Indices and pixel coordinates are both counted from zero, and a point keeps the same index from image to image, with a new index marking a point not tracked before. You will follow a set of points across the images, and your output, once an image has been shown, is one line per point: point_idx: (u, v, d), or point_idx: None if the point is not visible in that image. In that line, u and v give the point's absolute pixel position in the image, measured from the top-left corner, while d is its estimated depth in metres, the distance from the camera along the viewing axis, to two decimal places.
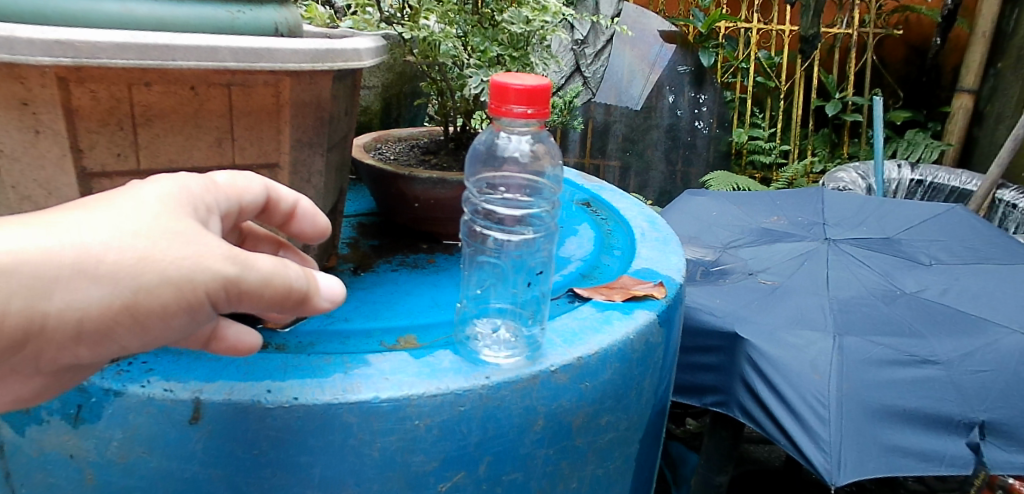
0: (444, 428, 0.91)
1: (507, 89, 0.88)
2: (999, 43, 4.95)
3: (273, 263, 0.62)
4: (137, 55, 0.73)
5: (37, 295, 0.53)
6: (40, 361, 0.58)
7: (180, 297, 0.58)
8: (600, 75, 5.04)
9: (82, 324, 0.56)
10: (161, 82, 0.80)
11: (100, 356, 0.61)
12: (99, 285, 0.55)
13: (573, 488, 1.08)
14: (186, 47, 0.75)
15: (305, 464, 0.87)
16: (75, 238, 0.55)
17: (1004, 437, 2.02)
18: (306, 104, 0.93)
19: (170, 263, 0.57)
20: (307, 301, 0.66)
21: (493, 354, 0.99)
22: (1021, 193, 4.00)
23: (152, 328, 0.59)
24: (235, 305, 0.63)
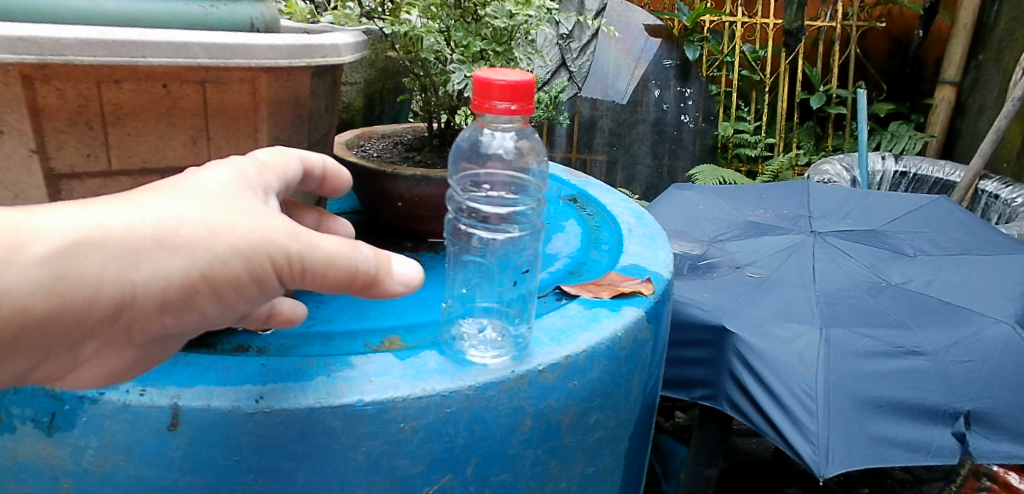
0: (430, 429, 0.89)
1: (489, 84, 0.86)
2: (980, 35, 4.99)
3: (338, 246, 0.66)
4: (105, 52, 0.71)
5: (123, 267, 0.57)
6: (129, 332, 0.62)
7: (250, 267, 0.62)
8: (585, 70, 5.25)
9: (163, 296, 0.60)
10: (130, 80, 0.77)
11: (182, 328, 0.65)
12: (178, 258, 0.59)
13: (562, 487, 1.07)
14: (156, 43, 0.73)
15: (288, 470, 0.85)
16: (154, 215, 0.59)
17: (989, 426, 2.03)
18: (284, 102, 0.91)
19: (239, 238, 0.61)
20: (377, 283, 0.69)
21: (481, 354, 0.98)
22: (1002, 184, 4.04)
23: (228, 294, 0.64)
24: (297, 281, 0.67)
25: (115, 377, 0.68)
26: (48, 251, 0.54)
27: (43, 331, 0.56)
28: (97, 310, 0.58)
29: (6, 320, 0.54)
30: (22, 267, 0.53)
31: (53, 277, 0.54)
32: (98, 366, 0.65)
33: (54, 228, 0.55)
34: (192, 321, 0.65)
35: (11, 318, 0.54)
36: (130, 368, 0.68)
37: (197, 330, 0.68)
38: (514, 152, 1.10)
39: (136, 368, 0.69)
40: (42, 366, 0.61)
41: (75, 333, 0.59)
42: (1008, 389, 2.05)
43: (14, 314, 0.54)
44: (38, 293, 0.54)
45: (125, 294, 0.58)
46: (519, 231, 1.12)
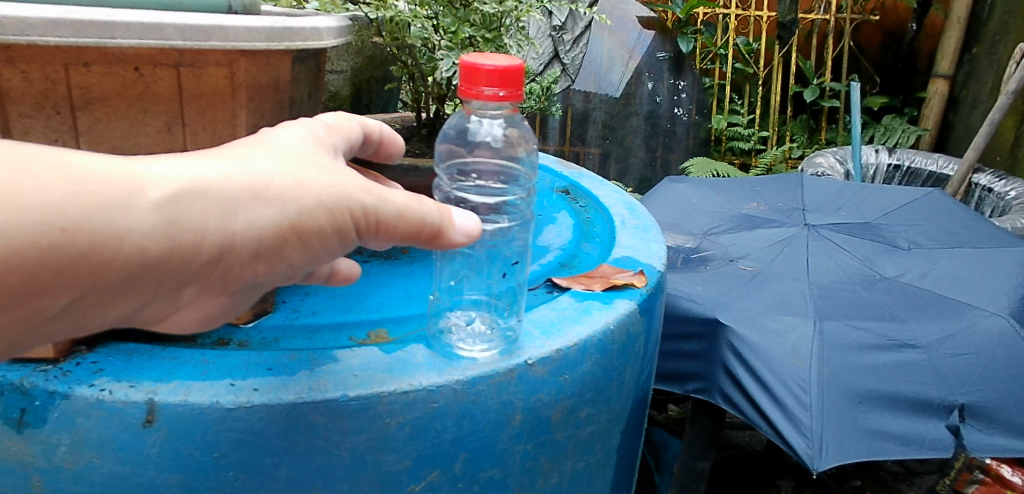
0: (417, 425, 0.87)
1: (477, 69, 0.83)
2: (974, 28, 4.98)
3: (406, 200, 0.66)
4: (72, 33, 0.68)
5: (225, 213, 0.56)
6: (228, 281, 0.61)
7: (336, 219, 0.62)
8: (579, 62, 4.96)
9: (261, 245, 0.59)
10: (100, 63, 0.76)
11: (273, 278, 0.64)
12: (273, 207, 0.58)
13: (553, 483, 1.05)
14: (126, 24, 0.70)
15: (269, 467, 0.82)
16: (246, 165, 0.59)
17: (983, 420, 2.02)
18: (264, 87, 0.88)
19: (325, 188, 0.61)
20: (441, 235, 0.70)
21: (472, 348, 0.95)
22: (996, 177, 4.03)
23: (314, 246, 0.63)
24: (371, 235, 0.67)
25: (206, 325, 0.67)
26: (159, 196, 0.54)
27: (154, 274, 0.55)
28: (205, 256, 0.57)
29: (122, 260, 0.52)
30: (136, 210, 0.52)
31: (165, 222, 0.54)
32: (192, 313, 0.64)
33: (160, 173, 0.55)
34: (283, 272, 0.64)
35: (126, 259, 0.53)
36: (219, 320, 0.68)
37: (282, 281, 0.67)
38: (501, 141, 1.06)
39: (223, 319, 0.69)
40: (144, 312, 0.60)
41: (181, 280, 0.58)
42: (1001, 381, 2.05)
43: (131, 254, 0.52)
44: (150, 235, 0.53)
45: (227, 242, 0.57)
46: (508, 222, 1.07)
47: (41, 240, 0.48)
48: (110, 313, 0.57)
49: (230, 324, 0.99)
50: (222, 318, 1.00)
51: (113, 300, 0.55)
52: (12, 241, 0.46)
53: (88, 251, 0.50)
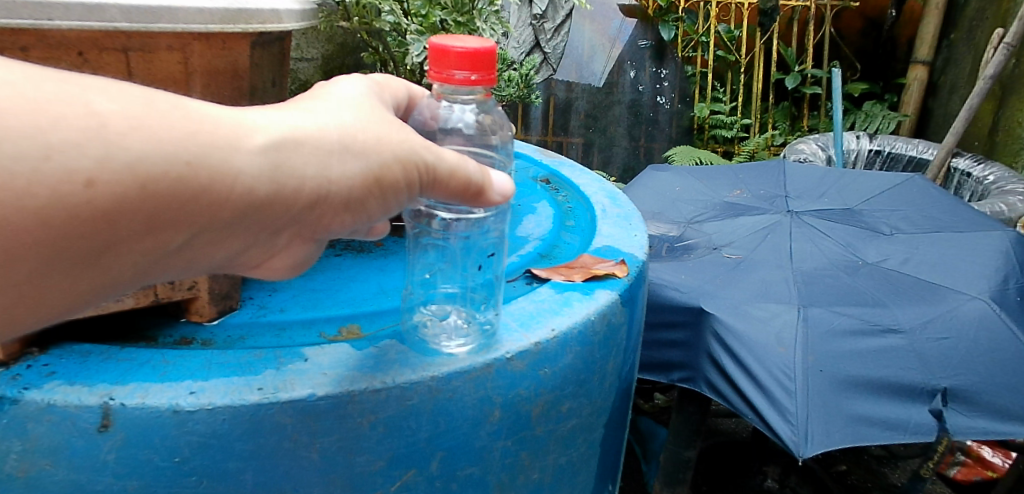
0: (390, 424, 0.83)
1: (446, 49, 0.79)
2: (952, 15, 5.01)
3: (457, 157, 0.68)
4: (5, 13, 0.66)
5: (322, 162, 0.58)
6: (319, 228, 0.62)
7: (408, 173, 0.64)
8: (561, 50, 4.85)
9: (349, 194, 0.61)
10: (40, 47, 0.73)
11: (352, 228, 0.66)
12: (359, 159, 0.60)
13: (535, 479, 1.02)
14: (65, 5, 0.69)
15: (234, 471, 0.78)
16: (332, 118, 0.61)
17: (966, 403, 2.02)
18: (221, 72, 0.85)
19: (399, 143, 0.63)
20: (483, 193, 0.70)
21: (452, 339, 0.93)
22: (975, 162, 4.06)
23: (388, 199, 0.65)
24: (427, 194, 0.69)
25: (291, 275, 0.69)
26: (265, 142, 0.55)
27: (261, 216, 0.56)
28: (304, 203, 0.58)
29: (236, 200, 0.53)
30: (246, 152, 0.53)
31: (270, 166, 0.55)
32: (285, 259, 0.65)
33: (262, 122, 0.56)
34: (360, 224, 0.66)
35: (238, 200, 0.53)
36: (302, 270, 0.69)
37: (359, 230, 0.69)
38: (476, 129, 0.99)
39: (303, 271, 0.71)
40: (246, 255, 0.60)
41: (281, 225, 0.59)
42: (983, 364, 2.05)
43: (242, 195, 0.53)
44: (259, 178, 0.54)
45: (322, 191, 0.58)
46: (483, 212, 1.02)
47: (171, 171, 0.49)
48: (220, 253, 0.57)
49: (192, 322, 0.95)
50: (184, 317, 0.96)
51: (224, 239, 0.56)
52: (152, 166, 0.48)
53: (207, 188, 0.51)
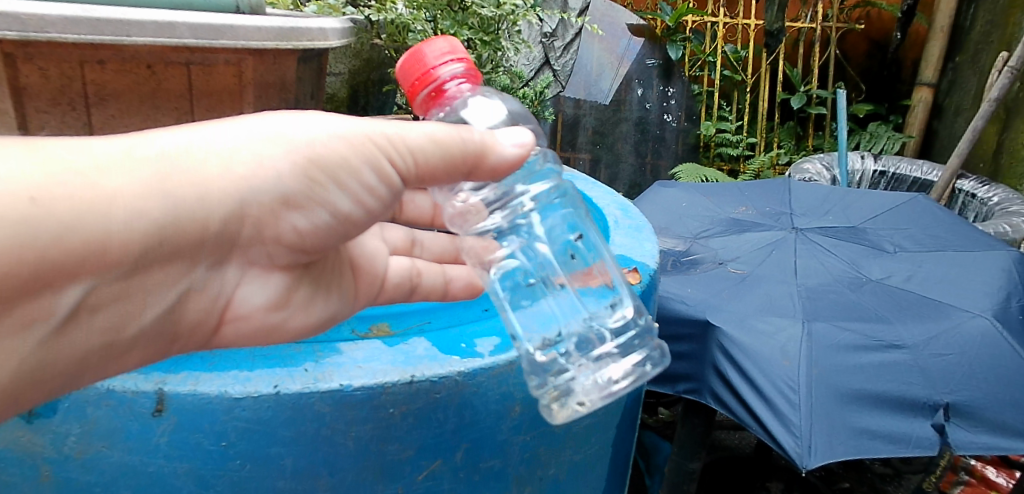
0: (420, 415, 0.89)
1: (417, 60, 0.85)
2: (957, 38, 5.09)
3: (429, 126, 0.69)
4: (90, 31, 0.98)
5: (227, 158, 0.58)
6: (266, 240, 0.62)
7: (360, 146, 0.64)
8: (569, 68, 4.91)
9: (284, 187, 0.60)
10: (116, 60, 1.06)
11: (321, 238, 0.66)
12: (282, 146, 0.60)
13: (550, 475, 1.07)
14: (142, 24, 1.00)
15: (275, 455, 0.85)
16: (242, 123, 0.61)
17: (968, 418, 2.05)
18: (266, 81, 1.22)
19: (332, 124, 0.63)
20: (477, 153, 0.71)
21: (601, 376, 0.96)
22: (979, 183, 4.11)
23: (347, 181, 0.64)
24: (406, 174, 0.68)
25: (270, 312, 0.70)
26: (149, 151, 0.54)
27: (175, 244, 0.55)
28: (227, 206, 0.57)
29: (119, 231, 0.50)
30: (122, 170, 0.51)
31: (158, 175, 0.53)
32: (248, 299, 0.67)
33: (152, 140, 0.55)
34: (330, 222, 0.65)
35: (122, 231, 0.50)
36: (281, 299, 0.70)
37: (337, 245, 0.69)
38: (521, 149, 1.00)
39: (286, 303, 0.71)
40: (186, 298, 0.60)
41: (210, 247, 0.58)
42: (985, 381, 2.09)
43: (126, 220, 0.50)
44: (146, 195, 0.52)
45: (244, 190, 0.58)
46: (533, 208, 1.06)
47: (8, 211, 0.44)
48: (147, 304, 0.56)
49: None
50: None
51: (138, 288, 0.54)
52: None
53: (70, 223, 0.47)
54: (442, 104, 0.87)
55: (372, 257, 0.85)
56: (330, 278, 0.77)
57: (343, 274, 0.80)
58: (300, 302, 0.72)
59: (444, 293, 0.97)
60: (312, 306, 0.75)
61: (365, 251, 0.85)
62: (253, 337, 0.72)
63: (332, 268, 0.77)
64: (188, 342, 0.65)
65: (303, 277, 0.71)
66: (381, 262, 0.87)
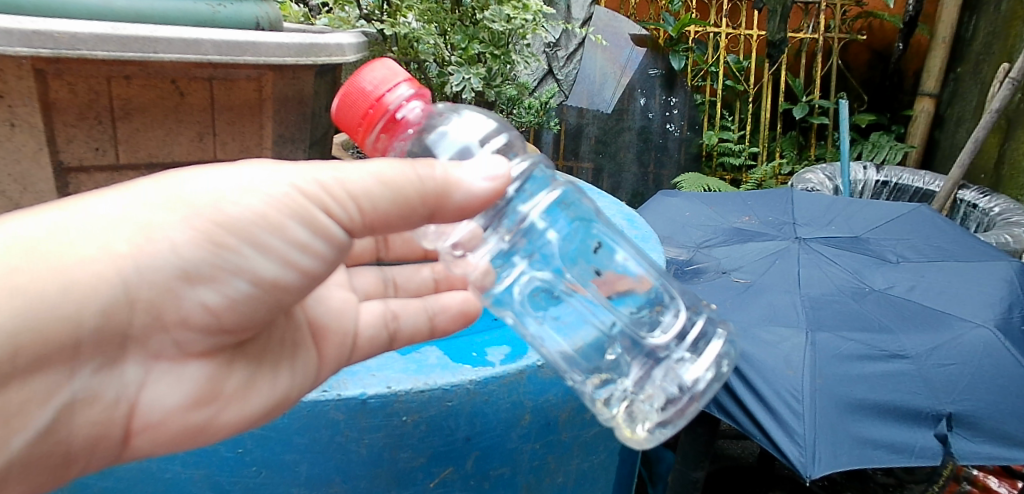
0: (432, 423, 0.96)
1: (357, 101, 0.84)
2: (958, 49, 5.13)
3: (378, 163, 0.64)
4: (118, 47, 1.02)
5: (105, 238, 0.53)
6: (166, 325, 0.58)
7: (288, 196, 0.59)
8: (573, 78, 4.95)
9: (181, 260, 0.56)
10: (141, 77, 1.12)
11: (242, 309, 0.61)
12: (177, 214, 0.55)
13: (558, 483, 1.14)
14: (171, 41, 1.05)
15: (290, 463, 0.92)
16: (127, 194, 0.56)
17: (971, 428, 2.07)
18: (289, 99, 1.33)
19: (243, 178, 0.59)
20: (439, 187, 0.67)
21: (663, 382, 1.00)
22: (981, 193, 4.13)
23: (269, 241, 0.59)
24: (354, 219, 0.64)
25: (192, 407, 0.66)
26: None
27: (37, 352, 0.50)
28: (106, 295, 0.52)
29: None
30: None
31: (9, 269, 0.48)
32: (159, 398, 0.62)
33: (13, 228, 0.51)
34: (251, 290, 0.61)
35: None
36: (199, 392, 0.65)
37: (264, 318, 0.65)
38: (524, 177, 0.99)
39: (207, 395, 0.66)
40: (69, 410, 0.55)
41: (89, 349, 0.54)
42: (987, 391, 2.10)
43: None
44: None
45: (126, 272, 0.53)
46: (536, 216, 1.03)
47: None
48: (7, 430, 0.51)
49: None
50: None
51: None
52: None
53: None
54: (400, 135, 0.86)
55: (339, 312, 0.82)
56: (266, 361, 0.72)
57: (286, 351, 0.74)
58: (224, 388, 0.67)
59: (429, 331, 0.92)
60: (248, 392, 0.70)
61: (330, 309, 0.82)
62: (171, 440, 0.66)
63: (269, 347, 0.72)
64: (89, 461, 0.61)
65: (223, 364, 0.66)
66: (350, 315, 0.84)
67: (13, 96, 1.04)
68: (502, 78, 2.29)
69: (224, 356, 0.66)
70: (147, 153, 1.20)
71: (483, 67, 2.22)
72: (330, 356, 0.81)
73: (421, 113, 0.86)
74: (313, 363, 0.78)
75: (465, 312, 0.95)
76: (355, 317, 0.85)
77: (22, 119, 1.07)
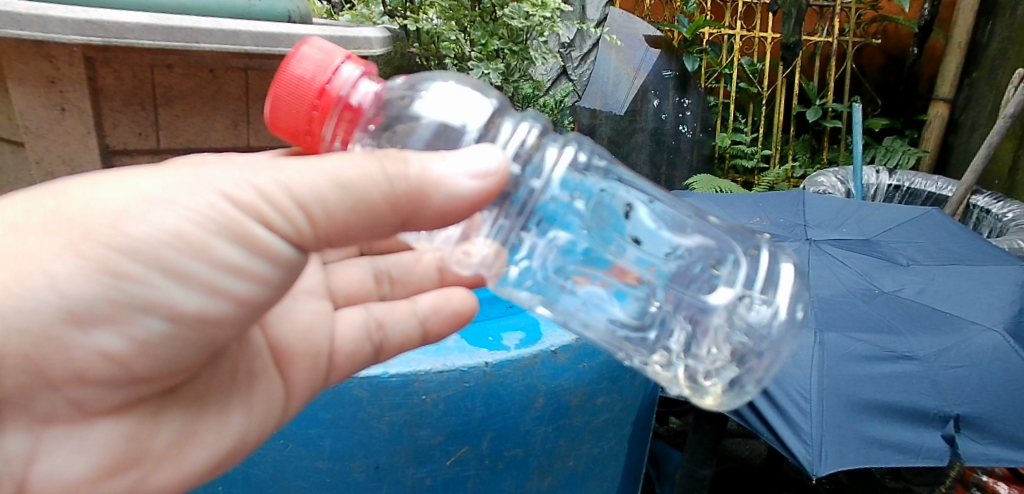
0: (449, 403, 1.05)
1: (299, 93, 0.74)
2: (974, 54, 5.11)
3: (335, 162, 0.57)
4: (164, 36, 1.17)
5: None
6: (54, 382, 0.55)
7: (210, 210, 0.55)
8: (586, 78, 4.84)
9: (67, 302, 0.52)
10: (182, 67, 1.27)
11: (162, 349, 0.59)
12: (56, 247, 0.51)
13: (569, 466, 1.21)
14: (209, 31, 1.21)
15: (316, 436, 1.03)
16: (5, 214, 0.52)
17: (978, 430, 2.09)
18: None
19: (143, 194, 0.53)
20: (420, 185, 0.61)
21: (729, 334, 1.03)
22: (994, 199, 4.12)
23: (182, 271, 0.56)
24: (322, 223, 0.58)
25: (102, 474, 0.64)
26: None
27: None
28: None
29: None
30: None
31: None
32: (52, 468, 0.60)
33: None
34: (168, 328, 0.58)
35: None
36: (116, 452, 0.64)
37: (186, 357, 0.62)
38: (520, 149, 0.92)
39: (126, 459, 0.65)
40: None
41: None
42: (995, 393, 2.11)
43: None
44: None
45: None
46: (548, 191, 0.98)
47: None
48: None
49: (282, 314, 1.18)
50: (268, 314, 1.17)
51: None
52: None
53: None
54: (357, 125, 0.76)
55: (305, 330, 0.86)
56: (195, 406, 0.70)
57: (241, 386, 0.76)
58: (151, 439, 0.66)
59: (420, 335, 0.98)
60: (183, 451, 0.70)
61: (297, 327, 0.86)
62: None
63: (207, 392, 0.72)
64: None
65: (145, 416, 0.65)
66: (320, 331, 0.88)
67: (64, 82, 1.17)
68: (519, 74, 2.34)
69: (146, 407, 0.65)
70: (185, 139, 1.34)
71: (501, 62, 2.26)
72: (297, 380, 0.84)
73: (376, 97, 0.77)
74: (265, 402, 0.80)
75: (459, 313, 1.01)
76: (330, 333, 0.90)
77: (72, 103, 1.19)
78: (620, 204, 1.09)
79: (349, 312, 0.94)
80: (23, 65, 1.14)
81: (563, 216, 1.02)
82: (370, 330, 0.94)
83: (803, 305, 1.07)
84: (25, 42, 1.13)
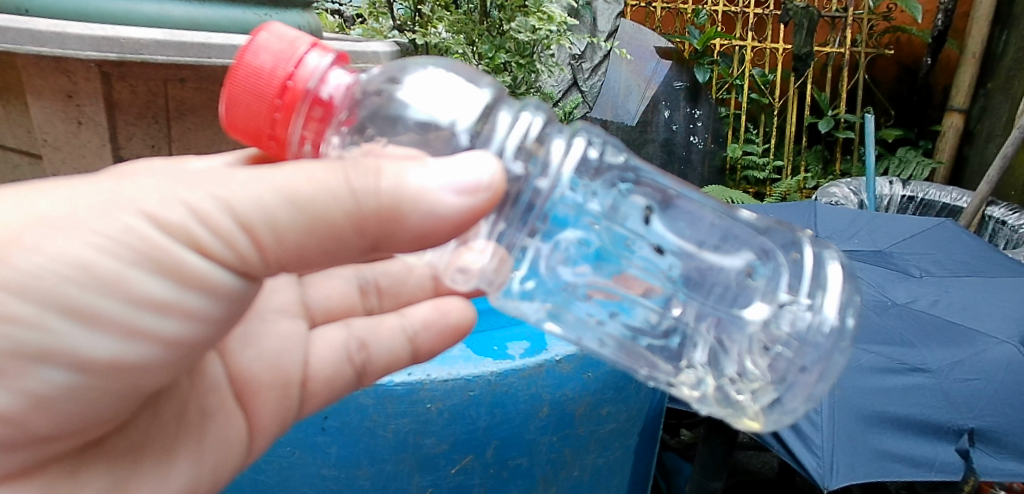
0: (454, 411, 1.06)
1: (260, 89, 0.72)
2: (989, 64, 5.07)
3: (287, 176, 0.56)
4: (176, 52, 1.21)
5: None
6: None
7: (127, 239, 0.53)
8: (597, 90, 4.74)
9: None
10: (194, 80, 1.29)
11: (64, 402, 0.57)
12: None
13: (574, 476, 1.21)
14: (220, 47, 1.24)
15: (322, 444, 1.05)
16: None
17: (993, 444, 2.06)
18: None
19: (50, 220, 0.51)
20: (398, 202, 0.59)
21: (755, 355, 1.01)
22: (1010, 210, 4.08)
23: (89, 313, 0.54)
24: (290, 244, 0.58)
25: None
26: None
27: None
28: None
29: None
30: None
31: None
32: None
33: None
34: (72, 378, 0.56)
35: None
36: None
37: (105, 407, 0.60)
38: (524, 142, 0.90)
39: None
40: None
41: None
42: (1012, 407, 2.07)
43: None
44: None
45: None
46: (563, 190, 0.96)
47: None
48: None
49: None
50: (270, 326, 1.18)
51: None
52: None
53: None
54: (329, 122, 0.75)
55: (273, 359, 0.87)
56: (127, 460, 0.68)
57: (192, 430, 0.76)
58: None
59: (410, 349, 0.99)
60: None
61: (263, 355, 0.87)
62: None
63: (143, 440, 0.70)
64: None
65: (58, 477, 0.62)
66: (290, 359, 0.90)
67: (81, 97, 1.22)
68: (527, 86, 2.37)
69: (60, 467, 0.62)
70: (197, 151, 1.35)
71: (508, 76, 2.31)
72: (262, 413, 0.86)
73: (347, 89, 0.76)
74: (211, 444, 0.79)
75: (454, 327, 1.01)
76: (303, 358, 0.92)
77: (88, 117, 1.23)
78: (638, 210, 1.05)
79: (326, 333, 0.96)
80: (42, 80, 1.20)
81: (576, 221, 1.00)
82: (353, 352, 0.96)
83: (857, 311, 0.99)
84: (44, 59, 1.18)
